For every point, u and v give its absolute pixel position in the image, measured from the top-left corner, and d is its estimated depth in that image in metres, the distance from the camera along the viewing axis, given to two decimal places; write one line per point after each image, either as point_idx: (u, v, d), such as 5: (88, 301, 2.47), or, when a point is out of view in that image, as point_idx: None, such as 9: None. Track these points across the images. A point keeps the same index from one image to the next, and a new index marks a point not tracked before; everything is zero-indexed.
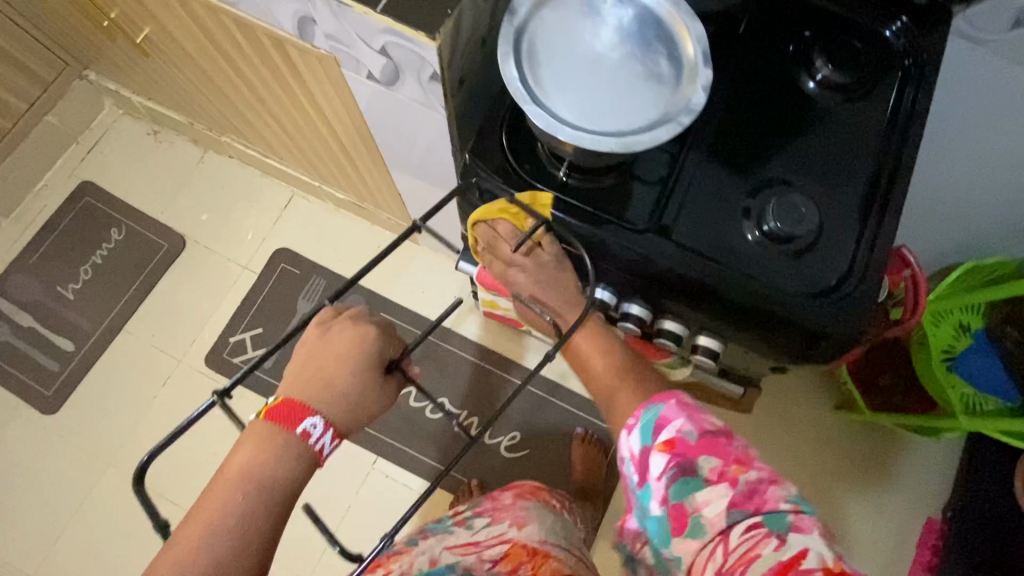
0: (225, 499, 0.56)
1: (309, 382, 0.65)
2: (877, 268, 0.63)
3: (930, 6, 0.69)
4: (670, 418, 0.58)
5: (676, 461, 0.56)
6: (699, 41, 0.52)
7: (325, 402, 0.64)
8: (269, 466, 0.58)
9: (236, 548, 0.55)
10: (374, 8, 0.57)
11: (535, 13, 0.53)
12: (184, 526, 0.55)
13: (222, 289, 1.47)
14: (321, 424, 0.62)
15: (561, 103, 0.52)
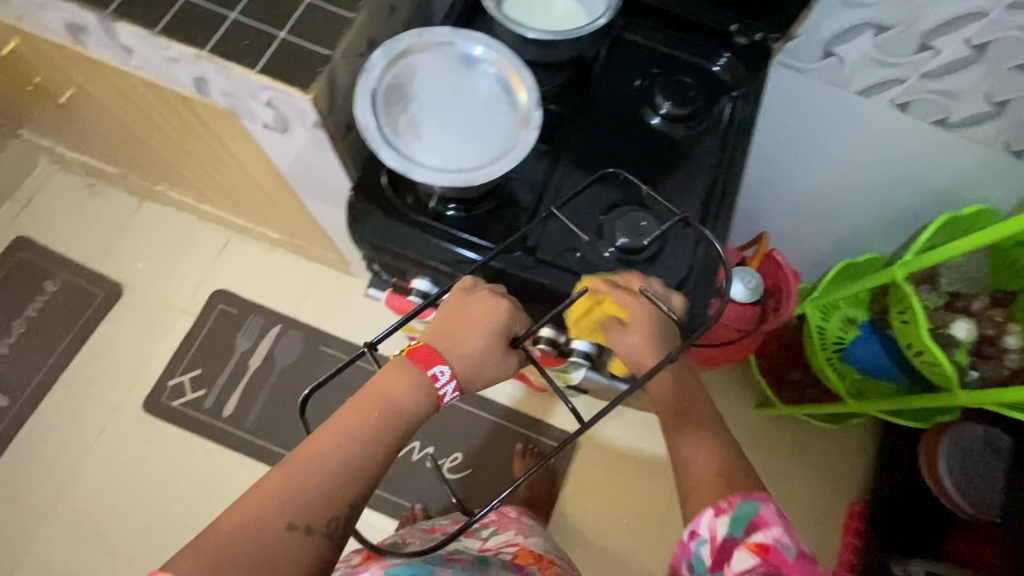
0: (357, 422, 0.61)
1: (445, 330, 0.67)
2: (712, 269, 0.73)
3: (751, 45, 0.82)
4: (768, 523, 0.57)
5: (767, 567, 0.54)
6: (530, 89, 0.61)
7: (461, 350, 0.66)
8: (402, 399, 0.63)
9: (355, 464, 0.59)
10: (254, 69, 0.65)
11: (390, 71, 0.61)
12: (324, 428, 0.61)
13: (160, 334, 1.50)
14: (449, 372, 0.65)
15: (416, 149, 0.60)
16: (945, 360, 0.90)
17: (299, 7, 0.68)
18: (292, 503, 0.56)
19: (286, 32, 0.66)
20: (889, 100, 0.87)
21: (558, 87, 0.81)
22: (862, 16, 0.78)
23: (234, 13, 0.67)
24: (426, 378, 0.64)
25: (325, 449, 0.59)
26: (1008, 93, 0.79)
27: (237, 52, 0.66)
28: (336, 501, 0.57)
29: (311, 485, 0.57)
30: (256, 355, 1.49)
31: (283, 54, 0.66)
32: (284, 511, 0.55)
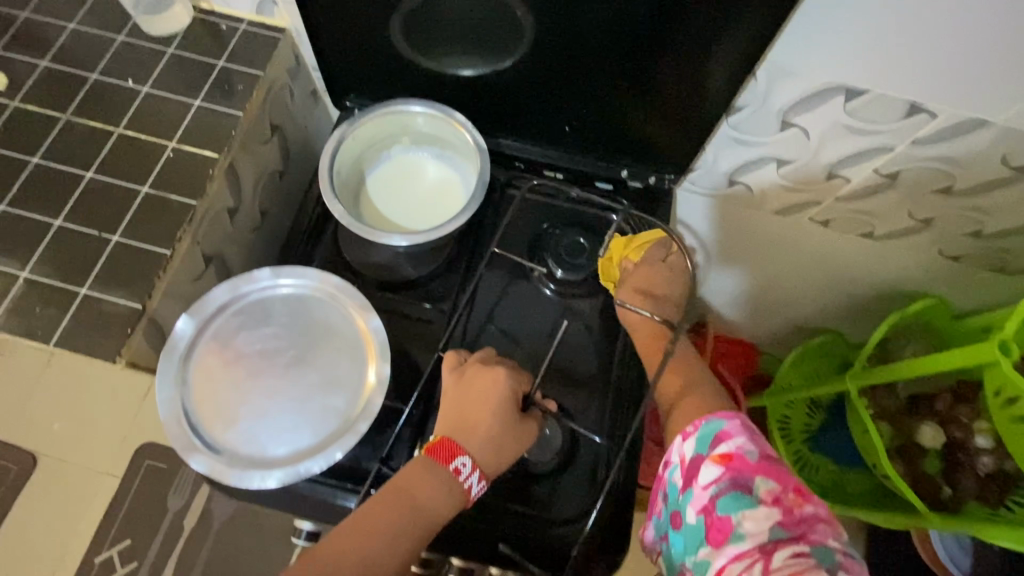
0: (387, 517, 0.51)
1: (456, 416, 0.58)
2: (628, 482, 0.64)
3: (647, 189, 0.75)
4: (731, 435, 0.55)
5: (732, 478, 0.52)
6: (375, 336, 0.52)
7: (479, 435, 0.56)
8: (439, 492, 0.53)
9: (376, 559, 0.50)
10: (49, 341, 0.55)
11: (202, 338, 0.51)
12: (349, 521, 0.51)
13: (82, 504, 1.37)
14: (471, 463, 0.55)
15: (240, 437, 0.49)
16: (904, 489, 0.82)
17: (103, 253, 0.58)
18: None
19: (88, 286, 0.57)
20: (808, 217, 0.79)
21: (437, 268, 0.71)
22: (758, 153, 0.69)
23: (25, 272, 0.57)
24: (446, 476, 0.54)
25: (345, 539, 0.50)
26: (928, 213, 0.72)
27: (29, 321, 0.55)
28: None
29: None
30: (190, 512, 1.37)
31: (83, 318, 0.56)
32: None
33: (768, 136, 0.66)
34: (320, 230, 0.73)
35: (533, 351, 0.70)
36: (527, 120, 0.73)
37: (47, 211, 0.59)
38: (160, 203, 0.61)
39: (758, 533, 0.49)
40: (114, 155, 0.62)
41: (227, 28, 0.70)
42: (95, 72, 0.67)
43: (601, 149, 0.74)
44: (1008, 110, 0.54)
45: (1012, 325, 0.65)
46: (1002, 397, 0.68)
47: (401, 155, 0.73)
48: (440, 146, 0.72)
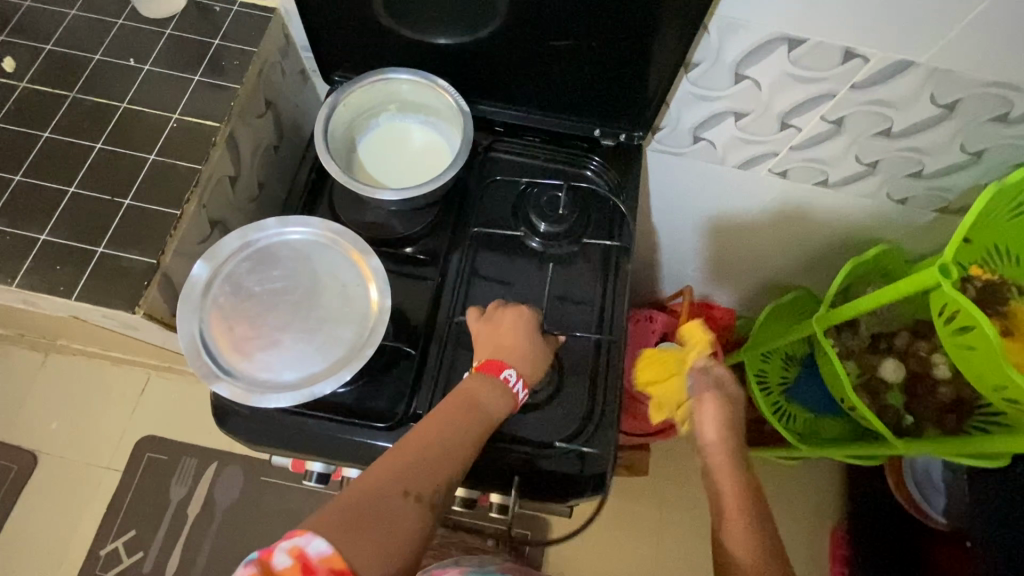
0: (457, 419, 0.58)
1: (494, 344, 0.66)
2: (614, 410, 0.70)
3: (618, 145, 0.81)
4: None
5: None
6: (377, 273, 0.57)
7: (520, 353, 0.65)
8: (498, 400, 0.62)
9: (454, 442, 0.57)
10: (70, 296, 0.59)
11: (218, 281, 0.56)
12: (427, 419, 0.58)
13: (86, 498, 1.39)
14: (517, 374, 0.64)
15: (256, 365, 0.54)
16: (868, 415, 0.89)
17: (117, 215, 0.62)
18: (410, 479, 0.52)
19: (104, 245, 0.61)
20: (767, 169, 0.86)
21: (427, 226, 0.76)
22: (716, 108, 0.76)
23: (44, 234, 0.61)
24: (500, 385, 0.62)
25: (425, 436, 0.56)
26: (873, 155, 0.79)
27: (50, 278, 0.59)
28: (448, 487, 0.54)
29: (426, 463, 0.54)
30: (193, 502, 1.39)
31: (101, 273, 0.60)
32: (400, 484, 0.51)
33: (724, 90, 0.73)
34: (317, 197, 0.77)
35: (520, 296, 0.75)
36: (505, 86, 0.79)
37: (61, 180, 0.64)
38: (167, 168, 0.65)
39: None
40: (120, 127, 0.67)
41: (220, 10, 0.75)
42: (98, 54, 0.71)
43: (574, 111, 0.80)
44: (929, 50, 0.62)
45: (949, 253, 0.72)
46: (946, 315, 0.74)
47: (390, 124, 0.78)
48: (425, 113, 0.77)
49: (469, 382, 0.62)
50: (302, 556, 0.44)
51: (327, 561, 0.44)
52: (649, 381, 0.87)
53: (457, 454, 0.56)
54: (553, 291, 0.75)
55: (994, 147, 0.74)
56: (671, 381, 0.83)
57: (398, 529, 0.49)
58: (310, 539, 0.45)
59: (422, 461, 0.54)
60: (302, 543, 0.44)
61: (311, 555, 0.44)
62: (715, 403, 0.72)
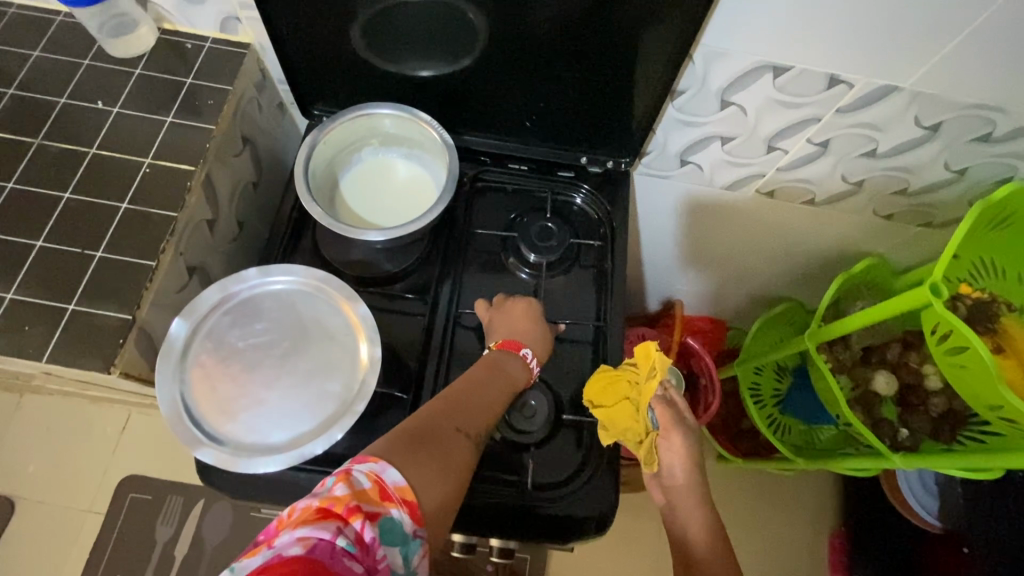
0: (492, 377, 0.62)
1: (507, 328, 0.68)
2: (612, 445, 0.68)
3: (606, 172, 0.80)
4: None
5: None
6: (366, 321, 0.55)
7: (535, 338, 0.68)
8: (521, 363, 0.65)
9: (489, 395, 0.61)
10: (40, 357, 0.56)
11: (199, 338, 0.53)
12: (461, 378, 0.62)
13: (67, 545, 1.33)
14: (533, 353, 0.66)
15: (243, 426, 0.51)
16: (863, 431, 0.89)
17: (88, 268, 0.59)
18: (459, 419, 0.57)
19: (76, 302, 0.58)
20: (755, 189, 0.86)
21: (414, 263, 0.74)
22: (703, 133, 0.76)
23: (11, 292, 0.58)
24: (520, 361, 0.65)
25: (467, 386, 0.60)
26: (860, 175, 0.79)
27: (18, 339, 0.56)
28: (488, 427, 0.59)
29: (471, 407, 0.58)
30: (181, 542, 1.34)
31: (74, 331, 0.57)
32: (452, 422, 0.56)
33: (710, 116, 0.72)
34: (299, 238, 0.75)
35: None
36: (489, 116, 0.77)
37: (28, 233, 0.60)
38: (141, 217, 0.62)
39: None
40: (90, 174, 0.64)
41: (192, 46, 0.72)
42: (64, 97, 0.68)
43: (560, 138, 0.79)
44: (912, 75, 0.62)
45: (940, 269, 0.72)
46: (938, 333, 0.74)
47: (372, 159, 0.76)
48: (409, 146, 0.75)
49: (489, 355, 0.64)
50: (379, 484, 0.47)
51: (400, 489, 0.47)
52: (601, 406, 0.67)
53: (495, 403, 0.60)
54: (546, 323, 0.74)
55: (979, 164, 0.75)
56: (626, 413, 0.65)
57: (454, 459, 0.53)
58: (385, 466, 0.48)
59: (468, 405, 0.58)
60: (379, 470, 0.48)
61: (386, 482, 0.47)
62: (682, 434, 0.65)
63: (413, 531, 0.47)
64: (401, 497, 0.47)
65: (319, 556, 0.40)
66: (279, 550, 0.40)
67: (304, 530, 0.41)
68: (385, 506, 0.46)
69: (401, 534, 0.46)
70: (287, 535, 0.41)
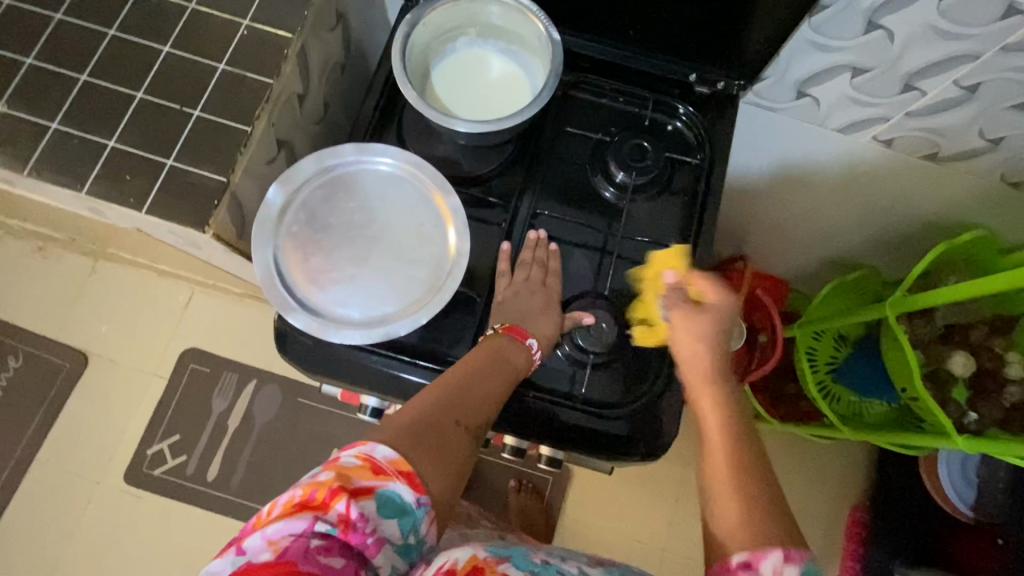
0: (493, 367, 0.59)
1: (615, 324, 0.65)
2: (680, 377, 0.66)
3: (713, 94, 0.73)
4: None
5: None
6: (458, 212, 0.53)
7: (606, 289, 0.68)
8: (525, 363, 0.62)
9: (490, 390, 0.57)
10: (140, 208, 0.57)
11: (293, 205, 0.53)
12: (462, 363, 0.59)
13: (134, 400, 1.45)
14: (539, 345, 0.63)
15: (329, 299, 0.52)
16: (932, 406, 0.84)
17: (186, 126, 0.59)
18: (458, 411, 0.54)
19: (174, 158, 0.58)
20: (872, 135, 0.79)
21: (498, 166, 0.71)
22: (835, 59, 0.68)
23: (113, 142, 0.58)
24: (526, 349, 0.62)
25: (469, 377, 0.57)
26: (1001, 129, 0.72)
27: (120, 188, 0.57)
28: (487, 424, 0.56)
29: (471, 400, 0.55)
30: (234, 414, 1.45)
31: (172, 188, 0.57)
32: (453, 415, 0.53)
33: (850, 40, 0.65)
34: (383, 126, 0.72)
35: (589, 249, 0.71)
36: (596, 17, 0.70)
37: (129, 84, 0.60)
38: (236, 81, 0.61)
39: None
40: (187, 30, 0.62)
41: None
42: None
43: (669, 50, 0.71)
44: None
45: None
46: None
47: (466, 51, 0.72)
48: (507, 41, 0.71)
49: (494, 341, 0.61)
50: (369, 460, 0.48)
51: (394, 461, 0.48)
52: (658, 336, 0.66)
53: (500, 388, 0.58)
54: (624, 247, 0.71)
55: None
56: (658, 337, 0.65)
57: (456, 458, 0.52)
58: (373, 444, 0.48)
59: (466, 395, 0.55)
60: (368, 448, 0.48)
61: (378, 457, 0.48)
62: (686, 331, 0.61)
63: (413, 500, 0.48)
64: (396, 468, 0.48)
65: (295, 545, 0.43)
66: (253, 552, 0.44)
67: (278, 526, 0.44)
68: (381, 479, 0.47)
69: (400, 505, 0.47)
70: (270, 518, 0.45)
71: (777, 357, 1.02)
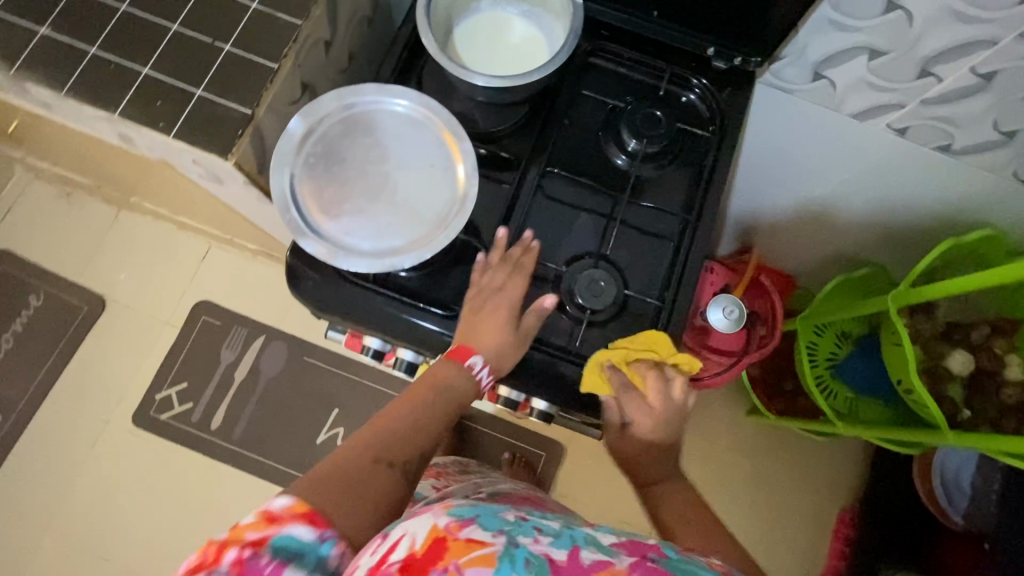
0: (424, 405, 0.64)
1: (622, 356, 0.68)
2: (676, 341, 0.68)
3: (730, 69, 0.74)
4: None
5: None
6: (469, 156, 0.55)
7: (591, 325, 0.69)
8: (497, 345, 0.64)
9: (409, 433, 0.62)
10: (168, 133, 0.60)
11: (311, 138, 0.55)
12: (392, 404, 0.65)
13: (146, 346, 1.50)
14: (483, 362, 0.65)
15: (337, 229, 0.55)
16: (926, 398, 0.85)
17: (217, 59, 0.62)
18: (375, 450, 0.60)
19: (204, 89, 0.61)
20: (887, 123, 0.79)
21: (512, 125, 0.73)
22: (854, 40, 0.69)
23: (146, 69, 0.61)
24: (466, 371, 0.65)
25: (389, 423, 0.63)
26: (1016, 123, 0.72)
27: (150, 112, 0.60)
28: (408, 466, 0.61)
29: (390, 446, 0.61)
30: (242, 367, 1.48)
31: (200, 116, 0.60)
32: (369, 455, 0.59)
33: (869, 20, 0.66)
34: (405, 79, 0.74)
35: (595, 213, 0.72)
36: None
37: (165, 16, 0.63)
38: (268, 20, 0.63)
39: None
40: None
41: None
42: None
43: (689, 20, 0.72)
44: None
45: None
46: None
47: (489, 10, 0.73)
48: (531, 3, 0.72)
49: (432, 370, 0.66)
50: (270, 511, 0.53)
51: (290, 507, 0.53)
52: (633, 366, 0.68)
53: (434, 425, 0.64)
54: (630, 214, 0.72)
55: None
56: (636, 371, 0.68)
57: (370, 492, 0.57)
58: (275, 496, 0.54)
59: (387, 441, 0.61)
60: (271, 501, 0.54)
61: (277, 507, 0.53)
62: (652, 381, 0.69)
63: (312, 536, 0.52)
64: (293, 513, 0.53)
65: None
66: None
67: None
68: (276, 526, 0.52)
69: (299, 543, 0.52)
70: (248, 534, 0.51)
71: (777, 337, 1.02)
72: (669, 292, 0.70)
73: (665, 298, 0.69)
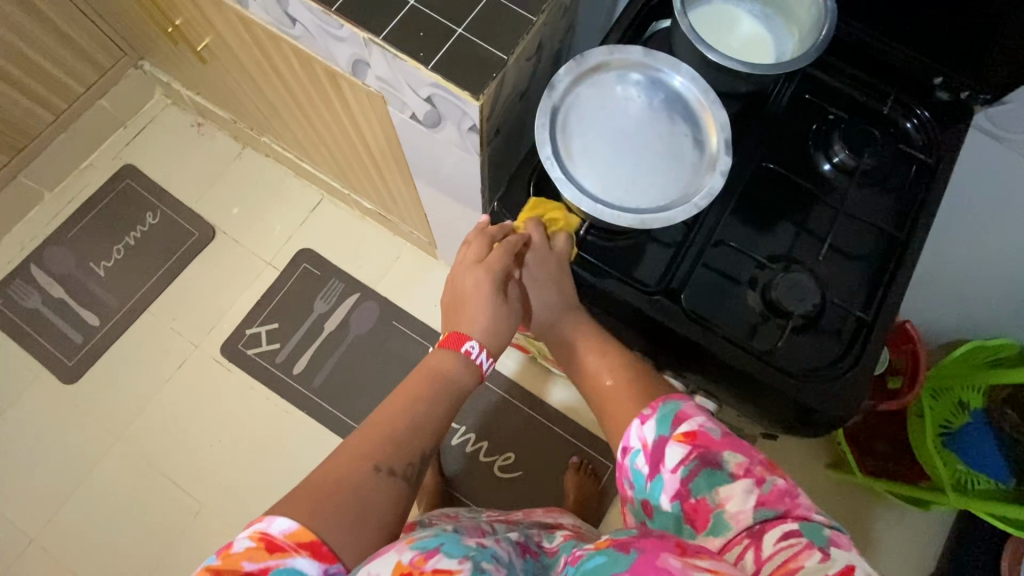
0: (420, 396, 0.65)
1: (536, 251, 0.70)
2: (873, 361, 0.65)
3: (954, 102, 0.72)
4: (690, 413, 0.58)
5: (698, 453, 0.56)
6: (721, 129, 0.63)
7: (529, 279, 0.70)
8: (489, 322, 0.68)
9: (413, 424, 0.64)
10: (425, 64, 0.61)
11: (572, 86, 0.64)
12: (388, 401, 0.66)
13: (245, 282, 1.53)
14: (479, 345, 0.68)
15: (578, 157, 0.63)
16: None
17: (479, 2, 0.63)
18: (369, 457, 0.59)
19: (464, 28, 0.62)
20: None
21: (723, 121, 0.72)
22: None
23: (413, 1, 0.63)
24: (463, 356, 0.68)
25: (385, 421, 0.63)
26: None
27: (411, 42, 0.62)
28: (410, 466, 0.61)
29: (389, 446, 0.61)
30: (332, 319, 1.50)
31: (457, 53, 0.62)
32: (365, 464, 0.59)
33: None
34: None
35: (796, 218, 0.71)
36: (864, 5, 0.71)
37: None
38: None
39: (741, 515, 0.52)
40: None
41: None
42: None
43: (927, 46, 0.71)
44: None
45: None
46: None
47: (721, 6, 0.73)
48: (767, 6, 0.72)
49: (433, 362, 0.68)
50: (268, 536, 0.53)
51: (289, 535, 0.53)
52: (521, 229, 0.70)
53: (432, 424, 0.65)
54: (833, 225, 0.71)
55: None
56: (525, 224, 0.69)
57: (374, 507, 0.57)
58: (270, 520, 0.53)
59: (382, 440, 0.61)
60: (267, 524, 0.53)
61: (275, 532, 0.53)
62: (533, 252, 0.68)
63: (317, 568, 0.52)
64: (293, 542, 0.53)
65: None
66: None
67: None
68: (277, 556, 0.52)
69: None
70: (247, 564, 0.52)
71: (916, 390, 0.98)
72: (867, 311, 0.68)
73: (864, 317, 0.67)
